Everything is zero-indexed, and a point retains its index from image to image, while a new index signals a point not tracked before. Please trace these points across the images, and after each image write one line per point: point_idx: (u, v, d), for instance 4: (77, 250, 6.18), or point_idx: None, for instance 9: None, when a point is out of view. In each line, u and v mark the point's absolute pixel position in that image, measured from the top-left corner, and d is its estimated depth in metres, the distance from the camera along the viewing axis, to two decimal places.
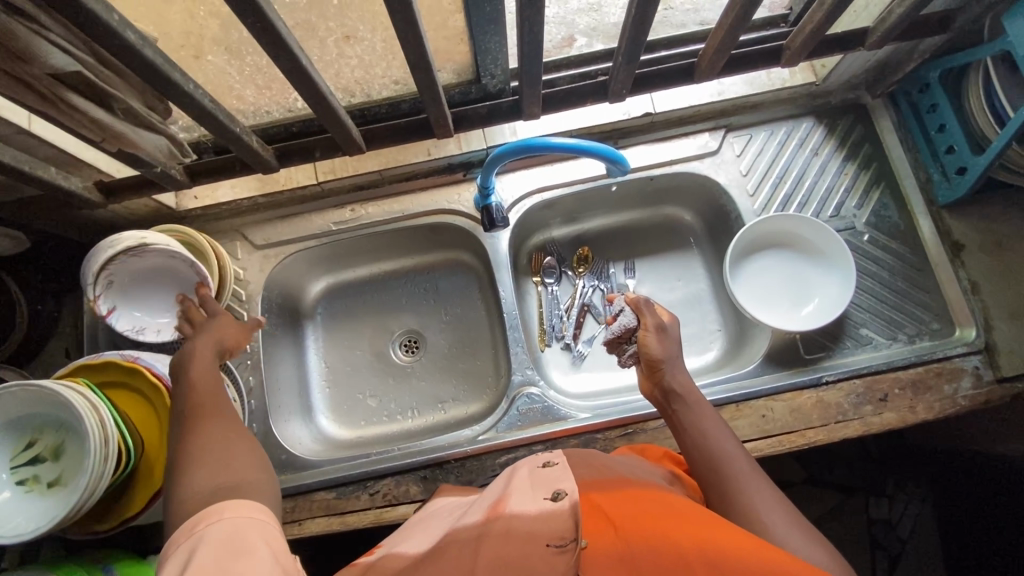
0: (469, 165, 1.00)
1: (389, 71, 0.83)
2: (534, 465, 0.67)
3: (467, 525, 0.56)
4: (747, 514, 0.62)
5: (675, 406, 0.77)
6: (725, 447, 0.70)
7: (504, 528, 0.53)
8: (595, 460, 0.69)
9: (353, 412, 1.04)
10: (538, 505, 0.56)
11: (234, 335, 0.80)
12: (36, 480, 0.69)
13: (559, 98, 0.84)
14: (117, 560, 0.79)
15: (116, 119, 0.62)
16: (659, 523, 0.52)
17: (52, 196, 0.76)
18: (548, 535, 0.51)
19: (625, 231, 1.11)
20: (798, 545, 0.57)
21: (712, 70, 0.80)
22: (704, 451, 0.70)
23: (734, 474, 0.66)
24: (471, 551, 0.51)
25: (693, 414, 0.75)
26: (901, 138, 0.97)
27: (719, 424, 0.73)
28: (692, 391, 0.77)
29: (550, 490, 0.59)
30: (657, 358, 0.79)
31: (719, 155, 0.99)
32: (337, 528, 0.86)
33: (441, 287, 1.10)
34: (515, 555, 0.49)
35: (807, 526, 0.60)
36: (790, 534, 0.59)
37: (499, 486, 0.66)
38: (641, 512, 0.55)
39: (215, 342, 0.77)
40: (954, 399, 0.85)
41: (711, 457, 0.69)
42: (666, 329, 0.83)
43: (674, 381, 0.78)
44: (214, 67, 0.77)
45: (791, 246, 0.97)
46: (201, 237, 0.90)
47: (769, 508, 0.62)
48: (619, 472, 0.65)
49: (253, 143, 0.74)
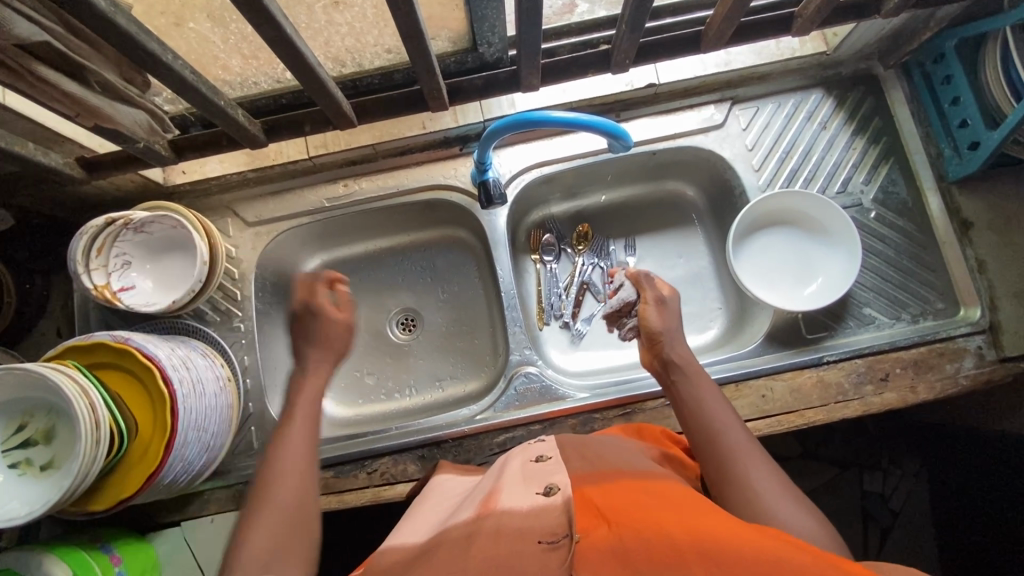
0: (465, 139, 0.97)
1: (382, 40, 0.78)
2: (527, 459, 0.67)
3: (458, 523, 0.56)
4: (744, 481, 0.62)
5: (674, 377, 0.75)
6: (721, 418, 0.69)
7: (494, 524, 0.53)
8: (588, 450, 0.68)
9: (350, 390, 1.03)
10: (530, 500, 0.56)
11: (344, 343, 0.80)
12: (29, 463, 0.68)
13: (559, 69, 0.80)
14: (113, 539, 0.81)
15: (91, 94, 0.59)
16: (656, 515, 0.51)
17: (31, 172, 0.73)
18: (539, 532, 0.50)
19: (626, 207, 1.08)
20: (789, 514, 0.58)
21: (718, 40, 0.76)
22: (701, 420, 0.69)
23: (730, 443, 0.66)
24: (463, 548, 0.51)
25: (693, 385, 0.73)
26: (913, 111, 0.94)
27: (716, 395, 0.72)
28: (693, 363, 0.76)
29: (541, 484, 0.59)
30: (658, 331, 0.78)
31: (725, 128, 0.96)
32: (334, 507, 0.86)
33: (438, 264, 1.07)
34: (504, 552, 0.49)
35: (801, 497, 0.61)
36: (782, 506, 0.59)
37: (494, 477, 0.66)
38: (639, 506, 0.53)
39: (327, 358, 0.78)
40: (955, 379, 0.84)
41: (708, 425, 0.69)
42: (666, 303, 0.82)
43: (673, 353, 0.77)
44: (196, 35, 0.70)
45: (795, 220, 0.95)
46: (187, 212, 0.85)
47: (762, 476, 0.62)
48: (612, 464, 0.63)
49: (239, 116, 0.71)
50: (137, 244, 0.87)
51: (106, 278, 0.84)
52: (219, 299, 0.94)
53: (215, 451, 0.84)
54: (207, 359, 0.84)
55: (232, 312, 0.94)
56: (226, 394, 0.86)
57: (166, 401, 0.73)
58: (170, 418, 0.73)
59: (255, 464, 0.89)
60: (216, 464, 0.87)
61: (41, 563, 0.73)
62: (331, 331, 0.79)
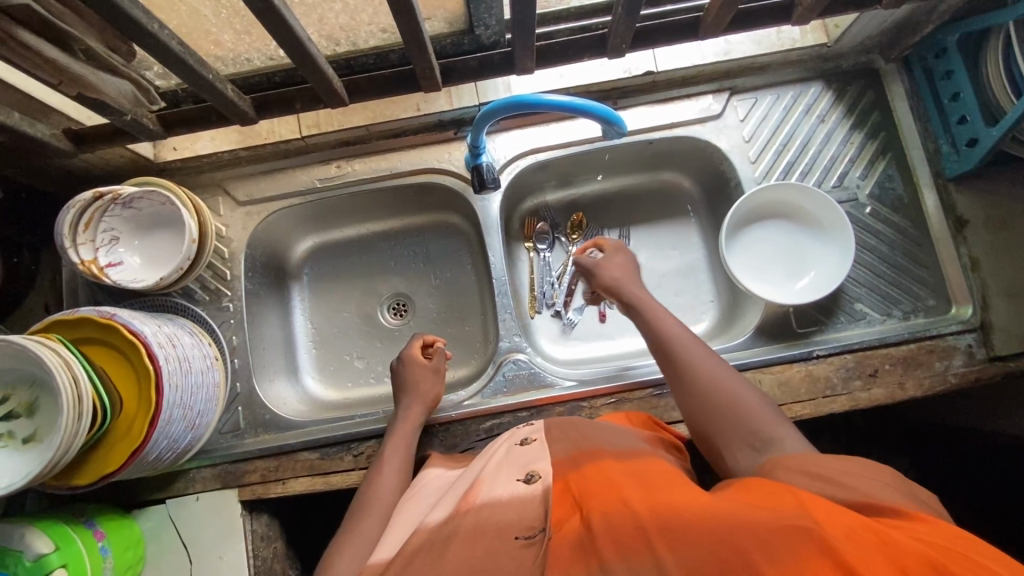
0: (460, 122, 0.96)
1: (377, 19, 0.76)
2: (512, 443, 0.68)
3: (441, 517, 0.58)
4: (709, 384, 0.67)
5: (631, 311, 0.80)
6: (674, 329, 0.74)
7: (475, 520, 0.55)
8: (575, 430, 0.67)
9: (339, 373, 1.03)
10: (510, 488, 0.59)
11: (435, 389, 0.87)
12: (11, 436, 0.68)
13: (555, 52, 0.79)
14: (98, 515, 0.81)
15: (74, 61, 0.58)
16: (625, 494, 0.52)
17: (18, 143, 0.73)
18: (516, 527, 0.54)
19: (622, 197, 1.08)
20: (746, 400, 0.65)
21: (717, 27, 0.75)
22: (656, 336, 0.74)
23: (687, 353, 0.71)
24: (443, 547, 0.53)
25: (649, 312, 0.77)
26: (912, 107, 0.93)
27: (669, 316, 0.76)
28: (648, 299, 0.80)
29: (522, 470, 0.61)
30: (610, 283, 0.83)
31: (722, 119, 0.95)
32: (320, 488, 0.86)
33: (431, 249, 1.07)
34: (484, 549, 0.52)
35: (750, 384, 0.68)
36: (736, 390, 0.67)
37: (479, 463, 0.67)
38: (610, 485, 0.54)
39: (424, 402, 0.85)
40: (944, 376, 0.84)
41: (664, 342, 0.73)
42: (609, 261, 0.86)
43: (629, 295, 0.81)
44: (188, 7, 0.67)
45: (801, 207, 0.93)
46: (176, 188, 0.84)
47: (716, 368, 0.69)
48: (594, 443, 0.63)
49: (228, 91, 0.70)
50: (126, 220, 0.86)
51: (93, 253, 0.83)
52: (207, 277, 0.93)
53: (200, 431, 0.85)
54: (195, 338, 0.84)
55: (222, 291, 0.93)
56: (214, 371, 0.86)
57: (152, 376, 0.73)
58: (155, 396, 0.73)
59: (241, 444, 0.89)
60: (200, 443, 0.87)
61: (24, 536, 0.72)
62: (426, 372, 0.88)
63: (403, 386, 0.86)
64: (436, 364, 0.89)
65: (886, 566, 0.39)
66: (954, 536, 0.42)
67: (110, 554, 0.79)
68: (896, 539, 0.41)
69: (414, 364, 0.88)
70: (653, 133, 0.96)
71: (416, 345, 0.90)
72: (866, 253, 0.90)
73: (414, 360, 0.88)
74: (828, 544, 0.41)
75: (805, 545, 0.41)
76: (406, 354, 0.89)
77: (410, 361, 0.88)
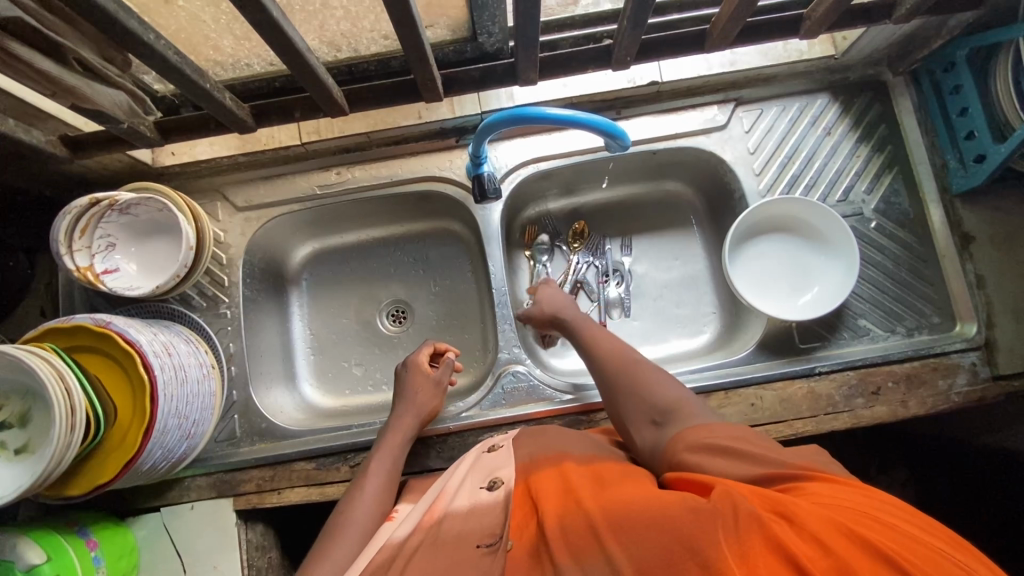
0: (462, 130, 0.95)
1: (378, 26, 0.75)
2: (481, 451, 0.73)
3: (409, 529, 0.60)
4: (629, 380, 0.72)
5: (565, 329, 0.85)
6: (602, 338, 0.79)
7: (440, 530, 0.57)
8: (539, 437, 0.71)
9: (338, 380, 1.02)
10: (474, 499, 0.61)
11: (435, 401, 0.86)
12: (4, 447, 0.67)
13: (559, 62, 0.78)
14: (91, 523, 0.80)
15: (67, 72, 0.57)
16: (578, 494, 0.55)
17: (14, 150, 0.72)
18: (479, 534, 0.56)
19: (624, 206, 1.07)
20: (661, 388, 0.70)
21: (724, 40, 0.74)
22: (586, 346, 0.80)
23: (611, 357, 0.76)
24: (408, 557, 0.55)
25: (579, 328, 0.83)
26: (919, 120, 0.92)
27: (598, 330, 0.82)
28: (580, 318, 0.84)
29: (487, 478, 0.65)
30: (543, 314, 0.86)
31: (727, 130, 0.94)
32: (316, 499, 0.86)
33: (431, 256, 1.06)
34: (448, 556, 0.54)
35: (670, 377, 0.72)
36: (655, 381, 0.71)
37: (449, 472, 0.71)
38: (566, 487, 0.57)
39: (418, 413, 0.84)
40: (948, 395, 0.84)
41: (584, 344, 0.80)
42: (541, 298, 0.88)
43: (566, 314, 0.85)
44: (187, 13, 0.66)
45: (796, 227, 0.93)
46: (173, 193, 0.83)
47: (639, 365, 0.74)
48: (556, 448, 0.67)
49: (226, 100, 0.69)
50: (123, 226, 0.85)
51: (89, 260, 0.83)
52: (206, 284, 0.93)
53: (195, 440, 0.84)
54: (190, 345, 0.83)
55: (220, 298, 0.93)
56: (209, 381, 0.85)
57: (146, 386, 0.72)
58: (150, 405, 0.72)
59: (237, 453, 0.88)
60: (196, 452, 0.86)
61: (16, 548, 0.71)
62: (430, 388, 0.86)
63: (400, 390, 0.86)
64: (439, 376, 0.88)
65: (807, 539, 0.43)
66: (856, 496, 0.48)
67: (103, 563, 0.78)
68: (800, 506, 0.45)
69: (412, 369, 0.87)
70: (657, 144, 0.95)
71: (426, 352, 0.90)
72: (868, 268, 0.89)
73: (415, 363, 0.88)
74: (757, 518, 0.44)
75: (740, 526, 0.44)
76: (412, 359, 0.88)
77: (411, 364, 0.88)
